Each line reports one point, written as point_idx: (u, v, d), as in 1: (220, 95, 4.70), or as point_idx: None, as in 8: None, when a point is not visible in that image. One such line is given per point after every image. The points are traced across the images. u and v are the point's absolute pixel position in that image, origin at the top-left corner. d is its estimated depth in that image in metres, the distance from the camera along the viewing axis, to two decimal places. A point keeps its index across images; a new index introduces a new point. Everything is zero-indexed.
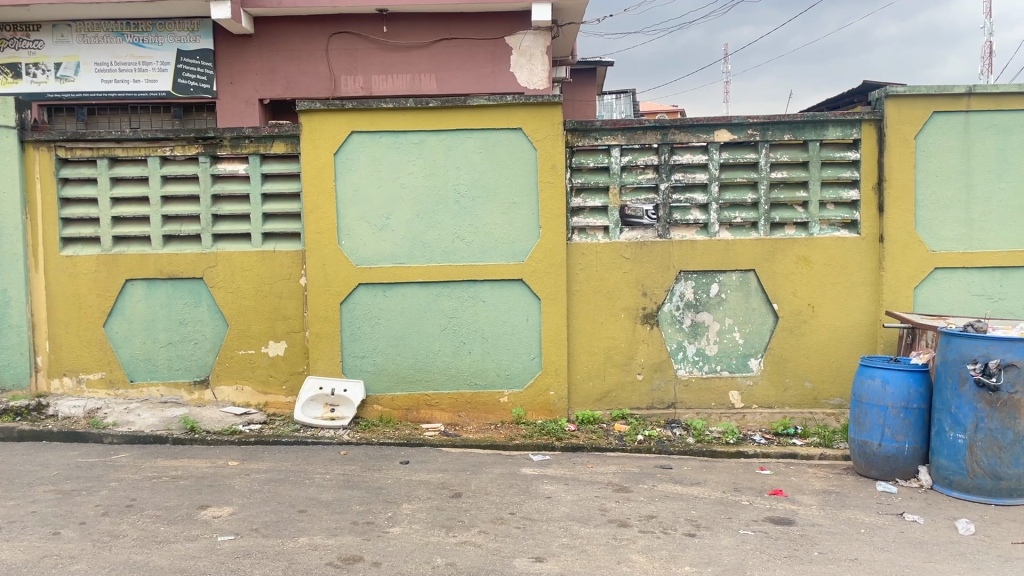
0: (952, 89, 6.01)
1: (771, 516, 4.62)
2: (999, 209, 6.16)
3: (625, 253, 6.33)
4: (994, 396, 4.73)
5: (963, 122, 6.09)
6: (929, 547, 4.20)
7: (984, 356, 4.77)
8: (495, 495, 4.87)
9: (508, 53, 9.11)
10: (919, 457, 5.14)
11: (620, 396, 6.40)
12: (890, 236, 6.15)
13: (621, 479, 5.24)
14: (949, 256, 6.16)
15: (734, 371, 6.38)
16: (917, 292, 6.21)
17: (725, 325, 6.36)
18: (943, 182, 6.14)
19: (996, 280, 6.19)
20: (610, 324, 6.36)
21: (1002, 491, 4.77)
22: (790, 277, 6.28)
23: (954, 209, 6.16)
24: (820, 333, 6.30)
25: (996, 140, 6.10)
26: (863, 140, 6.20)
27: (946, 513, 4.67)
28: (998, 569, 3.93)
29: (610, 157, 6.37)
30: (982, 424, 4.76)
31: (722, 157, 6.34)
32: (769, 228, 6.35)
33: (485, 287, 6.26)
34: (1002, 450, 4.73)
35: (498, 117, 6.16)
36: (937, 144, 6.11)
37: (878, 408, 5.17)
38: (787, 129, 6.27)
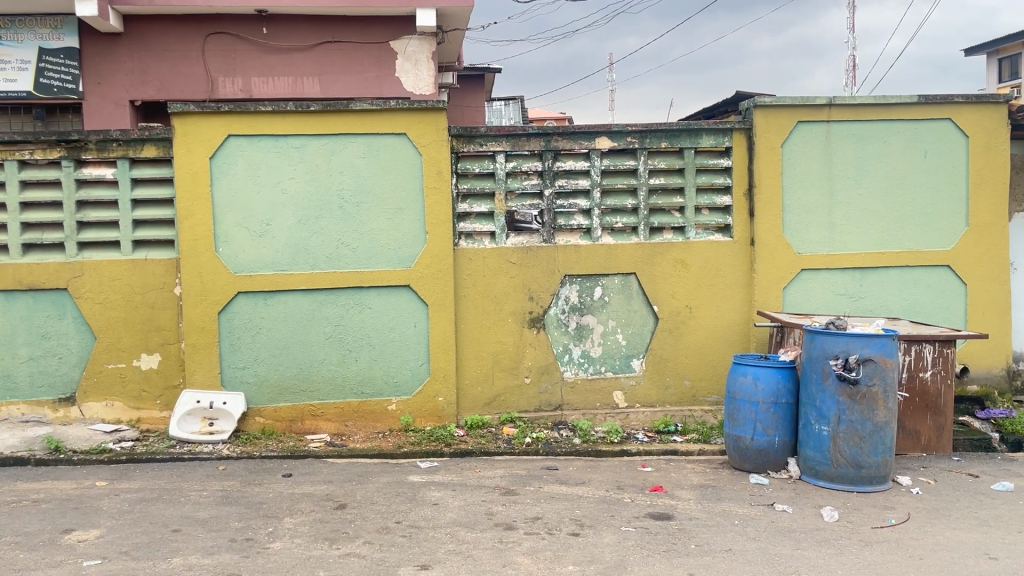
0: (815, 100, 6.38)
1: (651, 512, 4.75)
2: (858, 213, 6.56)
3: (511, 259, 6.39)
4: (854, 389, 5.04)
5: (825, 132, 6.47)
6: (797, 535, 4.42)
7: (845, 352, 5.07)
8: (381, 504, 4.81)
9: (392, 57, 9.01)
10: (788, 449, 5.41)
11: (508, 399, 6.45)
12: (760, 240, 6.45)
13: (507, 483, 5.28)
14: (814, 258, 6.52)
15: (617, 372, 6.54)
16: (785, 293, 6.54)
17: (608, 328, 6.51)
18: (808, 188, 6.49)
19: (857, 280, 6.59)
20: (497, 328, 6.40)
21: (863, 478, 5.08)
22: (669, 280, 6.50)
23: (818, 214, 6.52)
24: (698, 333, 6.54)
25: (854, 148, 6.50)
26: (734, 148, 6.49)
27: (812, 502, 4.93)
28: (859, 553, 4.18)
29: (495, 162, 6.42)
30: (844, 416, 5.06)
31: (603, 164, 6.50)
32: (648, 233, 6.55)
33: (370, 293, 6.19)
34: (862, 441, 5.04)
35: (381, 122, 6.11)
36: (802, 152, 6.46)
37: (750, 403, 5.41)
38: (664, 136, 6.49)
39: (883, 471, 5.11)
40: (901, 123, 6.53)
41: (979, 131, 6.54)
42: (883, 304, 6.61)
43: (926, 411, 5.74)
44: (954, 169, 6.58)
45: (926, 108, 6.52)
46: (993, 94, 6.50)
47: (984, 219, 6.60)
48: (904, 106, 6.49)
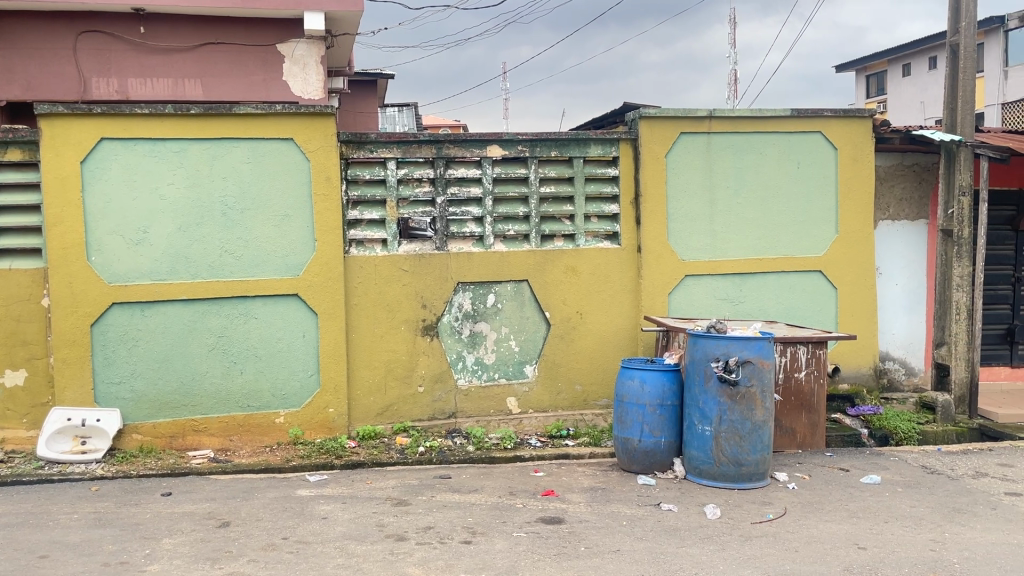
0: (695, 113, 6.63)
1: (542, 517, 4.80)
2: (738, 221, 6.84)
3: (403, 266, 6.33)
4: (734, 390, 5.24)
5: (706, 143, 6.73)
6: (681, 533, 4.56)
7: (725, 354, 5.27)
8: (268, 520, 4.67)
9: (279, 61, 8.58)
10: (673, 450, 5.58)
11: (401, 409, 6.38)
12: (646, 247, 6.63)
13: (399, 493, 5.22)
14: (697, 264, 6.75)
15: (511, 378, 6.58)
16: (671, 298, 6.75)
17: (501, 334, 6.54)
18: (691, 197, 6.73)
19: (737, 285, 6.87)
20: (389, 337, 6.33)
21: (744, 476, 5.29)
22: (559, 286, 6.59)
23: (701, 221, 6.77)
24: (588, 339, 6.66)
25: (733, 159, 6.79)
26: (621, 157, 6.66)
27: (696, 500, 5.10)
28: (739, 548, 4.35)
29: (386, 169, 6.35)
30: (725, 416, 5.26)
31: (495, 172, 6.54)
32: (540, 240, 6.63)
33: (255, 303, 6.01)
34: (742, 439, 5.24)
35: (266, 127, 5.95)
36: (685, 162, 6.69)
37: (637, 406, 5.55)
38: (554, 145, 6.59)
39: (761, 468, 5.33)
40: (776, 135, 6.85)
41: (847, 143, 6.93)
42: (761, 308, 6.92)
43: (801, 409, 6.03)
44: (824, 179, 6.95)
45: (798, 121, 6.87)
46: (859, 109, 6.90)
47: (852, 227, 6.99)
48: (779, 119, 6.82)
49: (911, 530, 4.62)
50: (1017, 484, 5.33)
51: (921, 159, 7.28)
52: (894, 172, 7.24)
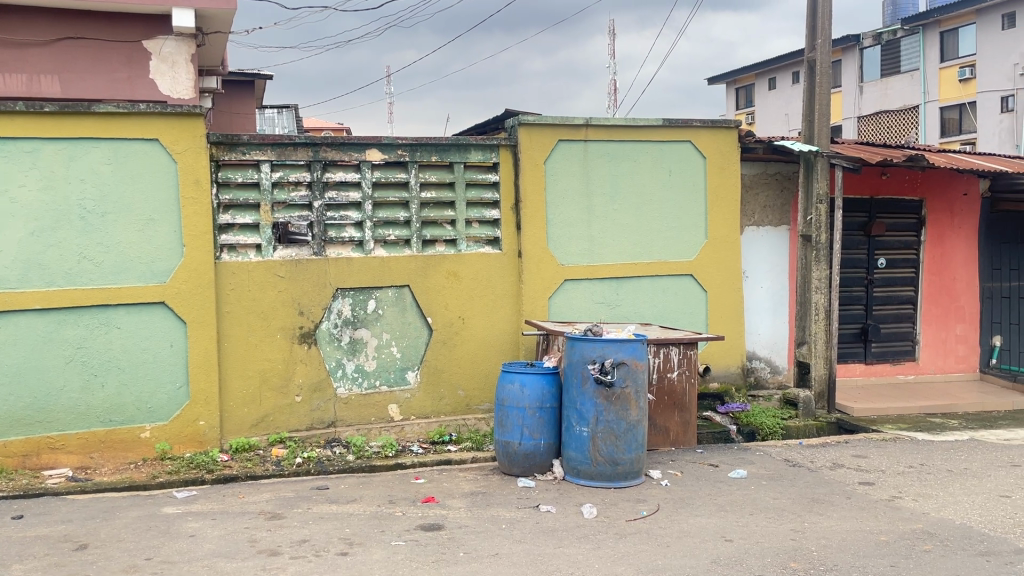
0: (572, 120, 6.76)
1: (422, 524, 4.77)
2: (614, 226, 7.03)
3: (278, 272, 6.16)
4: (609, 391, 5.37)
5: (583, 150, 6.88)
6: (559, 533, 4.63)
7: (601, 357, 5.39)
8: (130, 541, 4.43)
9: (146, 58, 8.04)
10: (552, 452, 5.66)
11: (278, 419, 6.19)
12: (527, 252, 6.71)
13: (274, 506, 5.06)
14: (575, 268, 6.88)
15: (392, 385, 6.50)
16: (551, 302, 6.86)
17: (382, 341, 6.46)
18: (569, 203, 6.86)
19: (614, 289, 7.05)
20: (264, 345, 6.13)
21: (619, 474, 5.42)
22: (440, 291, 6.57)
23: (579, 227, 6.91)
24: (470, 345, 6.66)
25: (609, 166, 6.97)
26: (501, 163, 6.72)
27: (574, 500, 5.19)
28: (614, 545, 4.45)
29: (259, 172, 6.15)
30: (602, 416, 5.38)
31: (374, 176, 6.46)
32: (421, 245, 6.59)
33: (118, 312, 5.70)
34: (618, 439, 5.37)
35: (130, 127, 5.66)
36: (563, 169, 6.82)
37: (517, 409, 5.60)
38: (434, 150, 6.58)
39: (636, 466, 5.48)
40: (649, 144, 7.08)
41: (715, 152, 7.24)
42: (637, 311, 7.13)
43: (674, 409, 6.24)
44: (695, 186, 7.23)
45: (670, 131, 7.12)
46: (726, 120, 7.22)
47: (721, 233, 7.31)
48: (652, 128, 7.05)
49: (774, 521, 4.86)
50: (869, 474, 5.69)
51: (783, 168, 7.68)
52: (759, 180, 7.61)
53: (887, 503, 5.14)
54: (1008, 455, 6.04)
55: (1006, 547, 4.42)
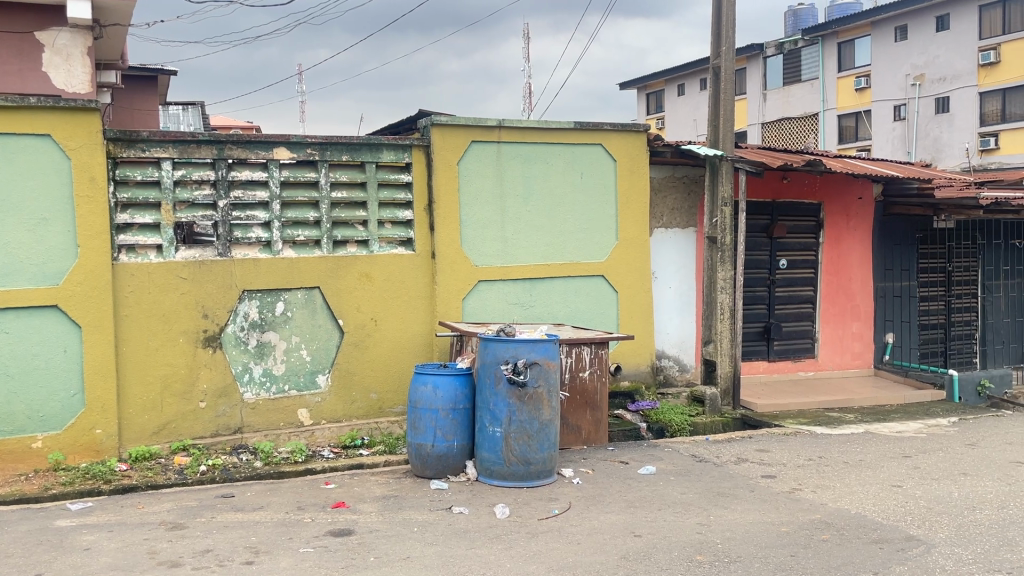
0: (485, 122, 6.78)
1: (331, 530, 4.68)
2: (527, 227, 7.07)
3: (181, 274, 5.95)
4: (522, 391, 5.39)
5: (496, 151, 6.90)
6: (471, 535, 4.62)
7: (514, 357, 5.41)
8: (18, 557, 4.19)
9: (38, 50, 7.61)
10: (465, 454, 5.64)
11: (181, 426, 5.97)
12: (440, 253, 6.68)
13: (175, 517, 4.88)
14: (489, 269, 6.89)
15: (302, 389, 6.36)
16: (465, 303, 6.84)
17: (291, 344, 6.32)
18: (483, 204, 6.87)
19: (527, 290, 7.09)
20: (166, 350, 5.91)
21: (532, 474, 5.45)
22: (352, 293, 6.47)
23: (493, 228, 6.92)
24: (382, 347, 6.58)
25: (522, 167, 7.01)
26: (414, 164, 6.66)
27: (487, 501, 5.19)
28: (526, 545, 4.47)
29: (160, 170, 5.93)
30: (515, 416, 5.40)
31: (282, 175, 6.30)
32: (331, 246, 6.46)
33: (6, 316, 5.40)
34: (530, 439, 5.41)
35: (19, 121, 5.37)
36: (475, 170, 6.82)
37: (430, 411, 5.56)
38: (344, 150, 6.48)
39: (549, 465, 5.52)
40: (561, 146, 7.16)
41: (625, 155, 7.37)
42: (550, 311, 7.19)
43: (586, 407, 6.32)
44: (606, 188, 7.34)
45: (581, 133, 7.22)
46: (636, 124, 7.36)
47: (631, 235, 7.44)
48: (563, 131, 7.13)
49: (681, 515, 4.98)
50: (772, 467, 5.89)
51: (689, 172, 7.89)
52: (667, 183, 7.80)
53: (788, 494, 5.33)
54: (898, 446, 6.35)
55: (897, 534, 4.64)
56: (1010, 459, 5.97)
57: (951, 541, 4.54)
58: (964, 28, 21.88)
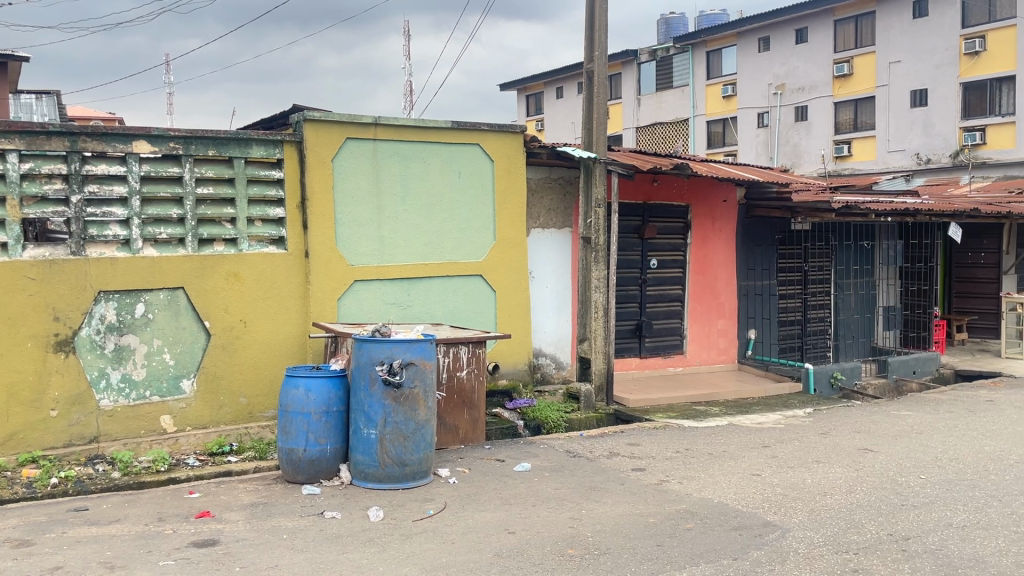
0: (360, 119, 6.67)
1: (194, 540, 4.48)
2: (405, 226, 7.01)
3: (30, 274, 5.55)
4: (398, 392, 5.34)
5: (372, 148, 6.80)
6: (343, 539, 4.53)
7: (389, 357, 5.35)
8: None
9: None
10: (339, 457, 5.54)
11: (29, 437, 5.57)
12: (314, 252, 6.52)
13: (21, 533, 4.54)
14: (365, 269, 6.78)
15: (165, 395, 6.07)
16: (340, 303, 6.71)
17: (152, 347, 6.03)
18: (358, 202, 6.75)
19: (404, 290, 7.03)
20: (12, 356, 5.50)
21: (407, 475, 5.40)
22: (219, 294, 6.22)
23: (369, 226, 6.81)
24: (252, 349, 6.36)
25: (398, 165, 6.94)
26: (286, 160, 6.47)
27: (360, 504, 5.11)
28: (399, 547, 4.43)
29: (4, 162, 5.51)
30: (390, 417, 5.33)
31: (142, 170, 5.99)
32: (197, 245, 6.19)
33: None
34: (406, 439, 5.36)
35: None
36: (350, 167, 6.70)
37: (302, 415, 5.41)
38: (210, 144, 6.22)
39: (424, 465, 5.49)
40: (438, 146, 7.13)
41: (502, 155, 7.42)
42: (427, 311, 7.15)
43: (462, 406, 6.32)
44: (483, 187, 7.37)
45: (458, 133, 7.22)
46: (513, 124, 7.43)
47: (508, 234, 7.51)
48: (440, 130, 7.11)
49: (554, 511, 5.06)
50: (641, 460, 6.08)
51: (565, 173, 8.03)
52: (543, 184, 7.90)
53: (656, 486, 5.51)
54: (758, 437, 6.69)
55: (756, 521, 4.88)
56: (857, 446, 6.40)
57: (804, 525, 4.81)
58: (820, 41, 23.27)
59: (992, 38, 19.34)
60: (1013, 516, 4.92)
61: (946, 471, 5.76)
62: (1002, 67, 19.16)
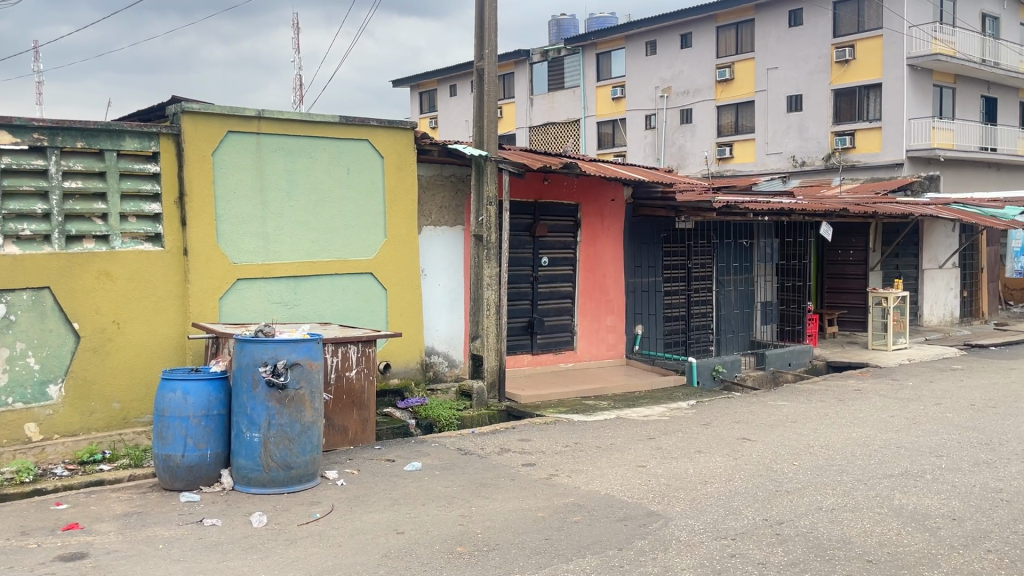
0: (243, 112, 6.46)
1: (61, 555, 4.22)
2: (291, 223, 6.83)
3: None
4: (282, 393, 5.19)
5: (255, 143, 6.60)
6: (224, 547, 4.37)
7: (273, 358, 5.20)
8: None
9: None
10: (220, 462, 5.34)
11: None
12: (193, 249, 6.27)
13: None
14: (249, 267, 6.57)
15: (29, 402, 5.70)
16: (222, 302, 6.47)
17: (15, 351, 5.65)
18: (241, 198, 6.54)
19: (291, 288, 6.85)
20: None
21: (293, 478, 5.27)
22: (90, 293, 5.89)
23: (252, 223, 6.61)
24: (127, 352, 6.05)
25: (284, 161, 6.76)
26: (162, 153, 6.19)
27: (242, 510, 4.94)
28: (283, 552, 4.31)
29: None
30: (274, 420, 5.18)
31: (2, 162, 5.60)
32: (65, 242, 5.85)
33: None
34: (291, 442, 5.23)
35: None
36: (233, 162, 6.48)
37: (180, 419, 5.19)
38: (79, 136, 5.89)
39: (311, 468, 5.36)
40: (325, 141, 6.99)
41: (392, 152, 7.34)
42: (315, 310, 6.99)
43: (352, 407, 6.21)
44: (373, 184, 7.27)
45: (346, 128, 7.09)
46: (403, 121, 7.36)
47: (399, 232, 7.43)
48: (328, 125, 6.97)
49: (443, 509, 5.04)
50: (531, 455, 6.14)
51: (457, 171, 8.00)
52: (435, 181, 7.86)
53: (545, 481, 5.58)
54: (644, 429, 6.87)
55: (640, 511, 5.01)
56: (736, 436, 6.67)
57: (686, 513, 4.97)
58: (704, 46, 24.11)
59: (860, 47, 20.52)
60: (876, 497, 5.24)
61: (817, 457, 6.07)
62: (869, 75, 20.35)
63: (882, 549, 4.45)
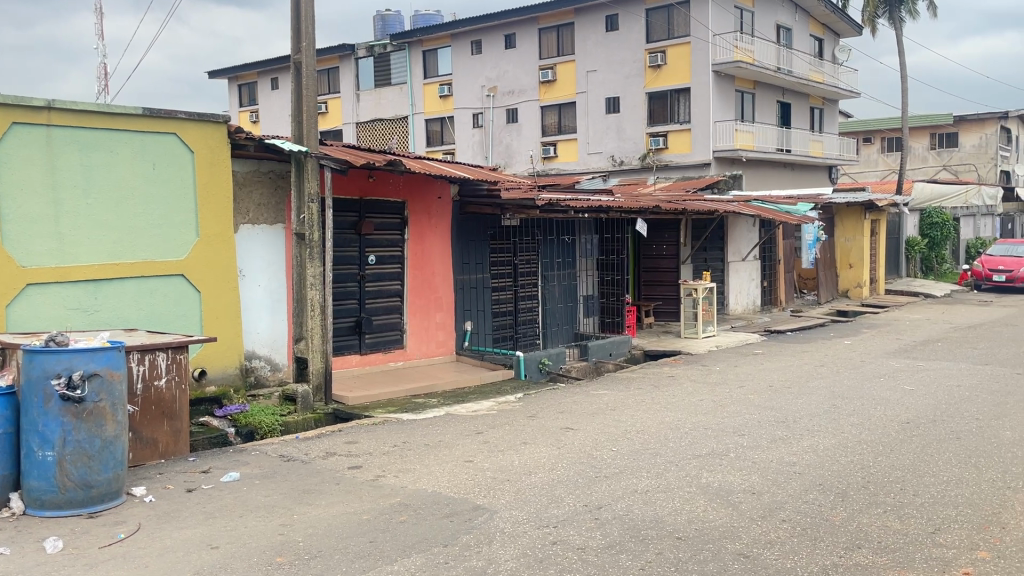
0: (29, 101, 5.90)
1: None
2: (89, 223, 6.32)
3: None
4: (79, 407, 4.80)
5: (45, 135, 6.05)
6: None
7: (68, 370, 4.78)
8: None
9: None
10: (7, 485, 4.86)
11: None
12: None
13: None
14: (40, 271, 6.02)
15: None
16: (9, 310, 5.89)
17: None
18: (29, 196, 5.97)
19: (90, 293, 6.34)
20: None
21: (94, 498, 4.88)
22: None
23: (43, 223, 6.06)
24: None
25: (79, 155, 6.25)
26: None
27: (34, 536, 4.52)
28: None
29: None
30: (70, 436, 4.78)
31: None
32: None
33: None
34: (91, 459, 4.84)
35: None
36: (18, 156, 5.91)
37: None
38: None
39: (114, 485, 5.00)
40: (126, 135, 6.52)
41: (203, 147, 6.97)
42: (118, 315, 6.51)
43: (162, 418, 5.85)
44: (182, 180, 6.87)
45: (151, 121, 6.66)
46: (214, 114, 6.99)
47: (212, 230, 7.07)
48: (129, 117, 6.51)
49: (263, 519, 4.84)
50: (357, 458, 6.03)
51: (275, 167, 7.71)
52: (252, 178, 7.53)
53: (371, 482, 5.50)
54: (472, 425, 6.94)
55: (466, 506, 5.04)
56: (560, 426, 6.88)
57: (510, 505, 5.06)
58: (528, 47, 24.64)
59: (671, 53, 21.78)
60: (686, 477, 5.57)
61: (633, 442, 6.37)
62: (678, 80, 21.74)
63: (690, 526, 4.73)
